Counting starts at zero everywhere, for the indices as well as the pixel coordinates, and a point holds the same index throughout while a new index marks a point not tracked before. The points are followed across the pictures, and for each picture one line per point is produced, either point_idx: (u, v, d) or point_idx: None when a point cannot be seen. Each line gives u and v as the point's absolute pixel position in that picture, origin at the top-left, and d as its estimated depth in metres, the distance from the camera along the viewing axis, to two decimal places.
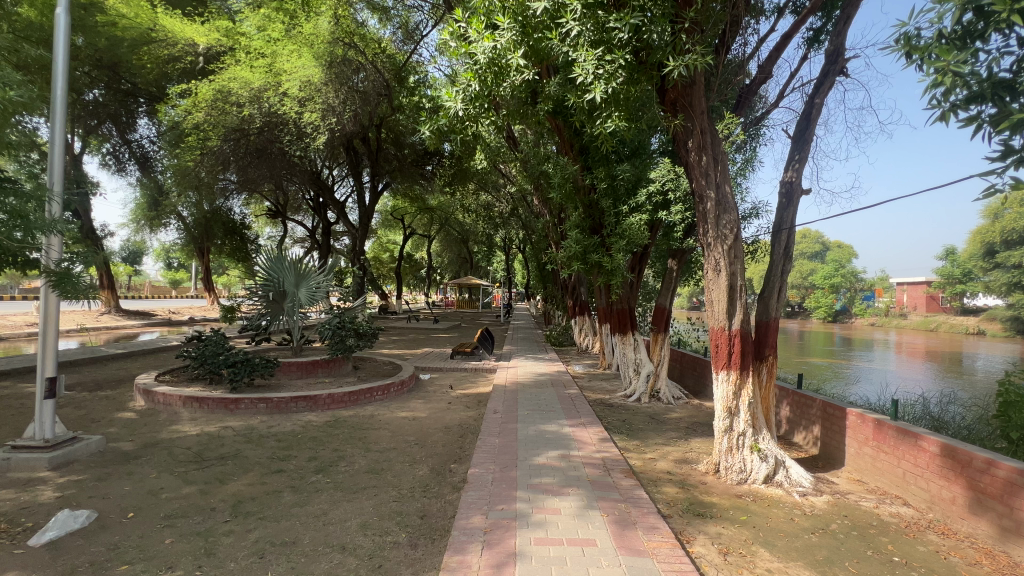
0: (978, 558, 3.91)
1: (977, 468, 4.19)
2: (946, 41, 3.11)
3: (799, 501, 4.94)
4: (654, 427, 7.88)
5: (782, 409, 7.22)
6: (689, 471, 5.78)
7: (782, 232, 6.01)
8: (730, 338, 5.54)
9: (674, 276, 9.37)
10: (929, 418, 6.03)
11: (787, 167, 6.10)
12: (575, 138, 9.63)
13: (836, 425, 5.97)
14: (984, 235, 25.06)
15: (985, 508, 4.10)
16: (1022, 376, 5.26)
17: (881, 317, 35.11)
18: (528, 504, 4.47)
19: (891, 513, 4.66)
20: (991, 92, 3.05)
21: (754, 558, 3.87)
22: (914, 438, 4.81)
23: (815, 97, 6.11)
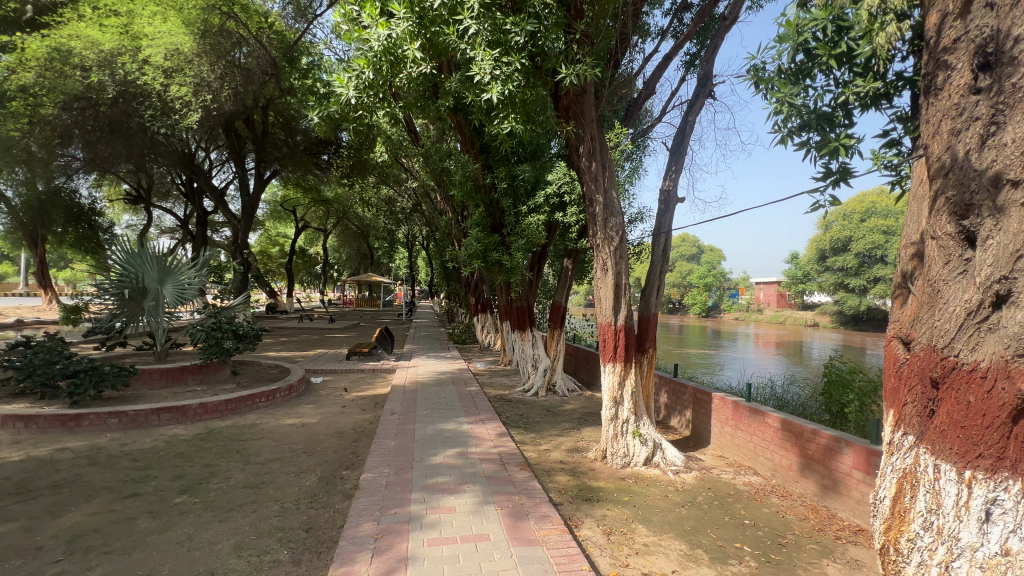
0: (806, 513, 4.64)
1: (806, 438, 4.97)
2: (785, 76, 3.61)
3: (673, 479, 5.49)
4: (549, 419, 8.23)
5: (661, 396, 7.97)
6: (580, 459, 6.14)
7: (661, 235, 6.58)
8: (616, 332, 5.96)
9: (569, 274, 9.83)
10: (775, 398, 7.06)
11: (665, 177, 6.72)
12: (476, 136, 9.72)
13: (704, 408, 6.73)
14: (818, 243, 29.94)
15: (812, 471, 4.89)
16: (840, 360, 6.36)
17: (743, 312, 40.36)
18: (422, 505, 4.40)
19: (744, 482, 5.38)
20: (816, 122, 3.61)
21: (633, 534, 4.22)
22: (762, 416, 5.58)
23: (689, 114, 6.80)
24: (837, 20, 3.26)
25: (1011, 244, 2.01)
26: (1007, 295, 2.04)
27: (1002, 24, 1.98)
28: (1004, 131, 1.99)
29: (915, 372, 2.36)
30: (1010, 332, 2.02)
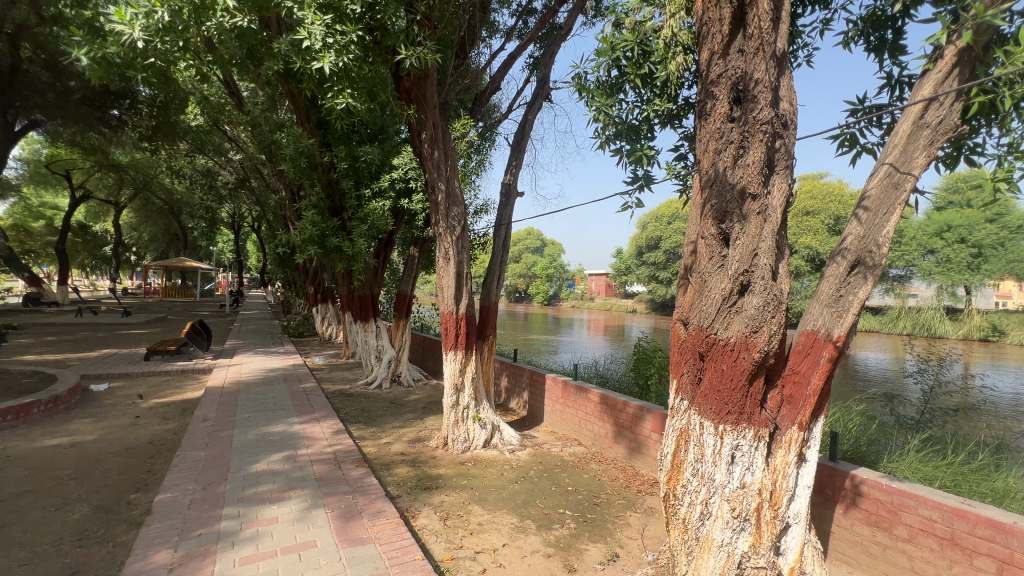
0: (617, 474, 5.37)
1: (619, 408, 5.72)
2: (602, 87, 4.01)
3: (509, 458, 5.82)
4: (392, 411, 8.00)
5: (502, 380, 8.37)
6: (421, 448, 6.11)
7: (501, 227, 6.85)
8: (457, 320, 6.06)
9: (415, 263, 9.62)
10: (598, 376, 7.98)
11: (506, 171, 7.00)
12: (311, 109, 8.80)
13: (538, 388, 7.29)
14: (637, 240, 34.80)
15: (622, 437, 5.65)
16: (648, 340, 7.46)
17: (578, 300, 44.91)
18: (236, 520, 3.88)
19: (569, 453, 5.99)
20: (625, 132, 4.11)
21: (469, 516, 4.37)
22: (586, 392, 6.26)
23: (528, 114, 7.18)
24: (642, 44, 3.70)
25: (750, 244, 2.57)
26: (748, 284, 2.60)
27: (747, 68, 2.47)
28: (747, 154, 2.52)
29: (688, 347, 2.84)
30: (748, 314, 2.59)
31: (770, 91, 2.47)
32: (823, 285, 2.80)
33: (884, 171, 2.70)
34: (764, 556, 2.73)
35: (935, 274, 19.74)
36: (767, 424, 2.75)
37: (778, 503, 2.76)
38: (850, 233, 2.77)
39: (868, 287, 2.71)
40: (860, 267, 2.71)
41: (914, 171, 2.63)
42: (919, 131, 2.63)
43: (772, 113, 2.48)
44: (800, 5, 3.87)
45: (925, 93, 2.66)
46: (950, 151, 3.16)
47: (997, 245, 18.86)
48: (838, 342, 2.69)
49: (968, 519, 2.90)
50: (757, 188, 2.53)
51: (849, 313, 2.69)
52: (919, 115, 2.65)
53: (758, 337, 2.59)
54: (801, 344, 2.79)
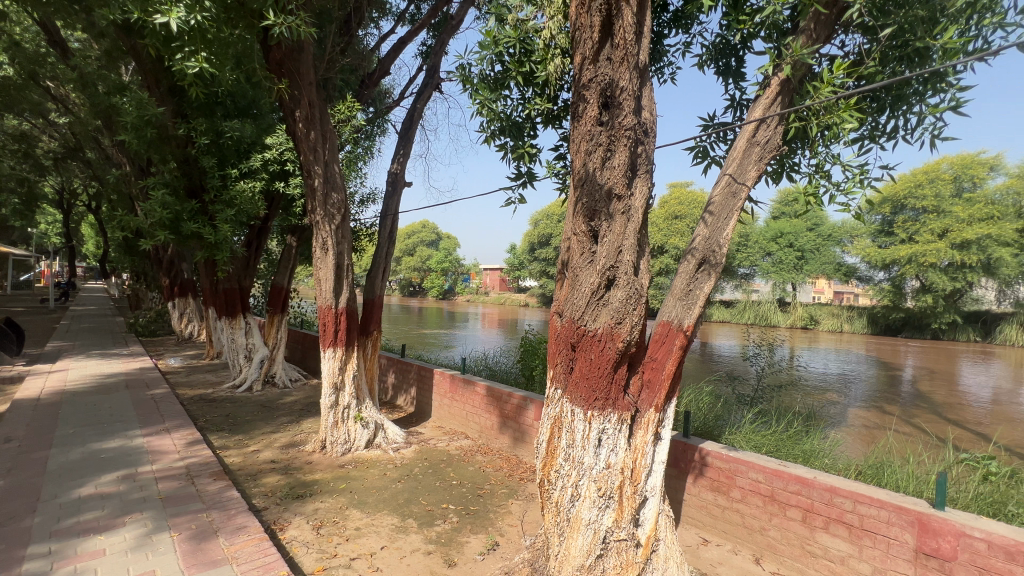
0: (501, 464, 5.48)
1: (504, 400, 5.83)
2: (486, 82, 4.01)
3: (393, 456, 5.63)
4: (263, 415, 7.28)
5: (388, 377, 8.07)
6: (295, 454, 5.63)
7: (388, 218, 6.56)
8: (336, 315, 5.70)
9: (292, 254, 8.84)
10: (488, 368, 8.06)
11: (393, 159, 6.71)
12: (161, 71, 7.57)
13: (426, 384, 7.17)
14: (530, 236, 35.93)
15: (507, 427, 5.78)
16: (535, 332, 7.71)
17: (473, 295, 45.12)
18: (46, 560, 3.20)
19: (456, 447, 5.97)
20: (509, 129, 4.16)
21: (345, 521, 4.13)
22: (473, 385, 6.30)
23: (417, 102, 6.96)
24: (523, 43, 3.76)
25: (616, 241, 2.76)
26: (613, 278, 2.79)
27: (613, 75, 2.63)
28: (614, 156, 2.70)
29: (562, 339, 2.99)
30: (614, 306, 2.79)
31: (633, 100, 2.66)
32: (676, 281, 3.12)
33: (725, 180, 3.08)
34: (626, 529, 2.96)
35: (771, 273, 23.42)
36: (629, 408, 2.99)
37: (637, 479, 3.02)
38: (699, 234, 3.11)
39: (712, 282, 3.08)
40: (706, 265, 3.07)
41: (748, 182, 3.03)
42: (752, 148, 3.04)
43: (635, 120, 2.68)
44: (664, 27, 4.25)
45: (757, 115, 3.08)
46: (776, 167, 3.68)
47: (814, 249, 22.97)
48: (688, 332, 3.03)
49: (783, 477, 3.46)
50: (621, 189, 2.73)
51: (697, 306, 3.04)
52: (752, 133, 3.06)
53: (622, 328, 2.81)
54: (659, 333, 3.08)
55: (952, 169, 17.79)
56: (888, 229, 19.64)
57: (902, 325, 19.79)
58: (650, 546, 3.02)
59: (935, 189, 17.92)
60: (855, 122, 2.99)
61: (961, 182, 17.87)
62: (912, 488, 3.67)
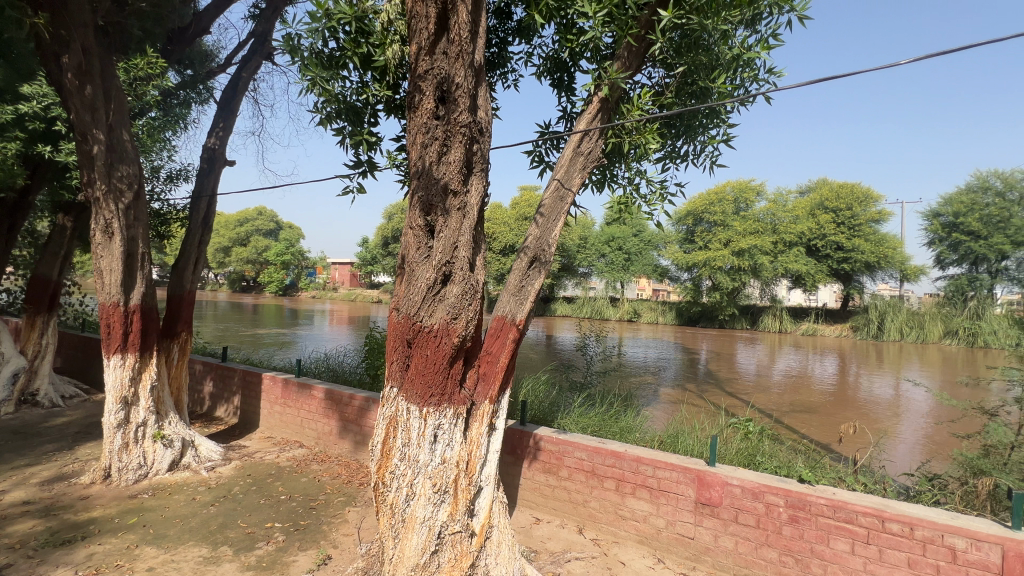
0: (340, 471, 5.12)
1: (345, 402, 5.45)
2: (318, 58, 3.67)
3: (206, 477, 4.84)
4: (16, 445, 5.64)
5: (204, 386, 6.94)
6: (64, 489, 4.48)
7: (202, 198, 5.61)
8: (126, 315, 4.69)
9: (65, 238, 7.05)
10: (328, 370, 7.47)
11: (210, 132, 5.76)
12: None
13: (252, 390, 6.35)
14: (383, 230, 34.56)
15: (347, 431, 5.42)
16: (381, 329, 7.39)
17: (319, 290, 41.58)
18: None
19: (287, 458, 5.40)
20: (347, 112, 3.87)
21: (133, 564, 3.41)
22: (309, 389, 5.77)
23: (242, 71, 6.03)
24: (361, 21, 3.52)
25: (451, 237, 2.78)
26: (449, 274, 2.81)
27: (450, 70, 2.64)
28: (450, 152, 2.72)
29: (398, 336, 2.93)
30: (449, 302, 2.81)
31: (468, 98, 2.70)
32: (511, 277, 3.31)
33: (555, 185, 3.34)
34: (460, 521, 3.01)
35: (605, 272, 26.36)
36: (465, 401, 3.05)
37: (472, 471, 3.08)
38: (531, 234, 3.31)
39: (542, 279, 3.32)
40: (537, 263, 3.28)
41: (573, 188, 3.33)
42: (577, 157, 3.35)
43: (470, 118, 2.72)
44: (508, 34, 4.41)
45: (581, 127, 3.40)
46: (599, 177, 4.11)
47: (637, 252, 26.48)
48: (520, 326, 3.23)
49: (602, 453, 3.89)
50: (457, 185, 2.75)
51: (528, 300, 3.26)
52: (578, 144, 3.37)
53: (458, 323, 2.85)
54: (495, 327, 3.22)
55: (733, 193, 22.21)
56: (691, 237, 23.66)
57: (699, 317, 24.05)
58: (484, 533, 3.11)
59: (722, 207, 22.19)
60: (657, 143, 3.50)
61: (739, 203, 22.44)
62: (697, 451, 4.45)
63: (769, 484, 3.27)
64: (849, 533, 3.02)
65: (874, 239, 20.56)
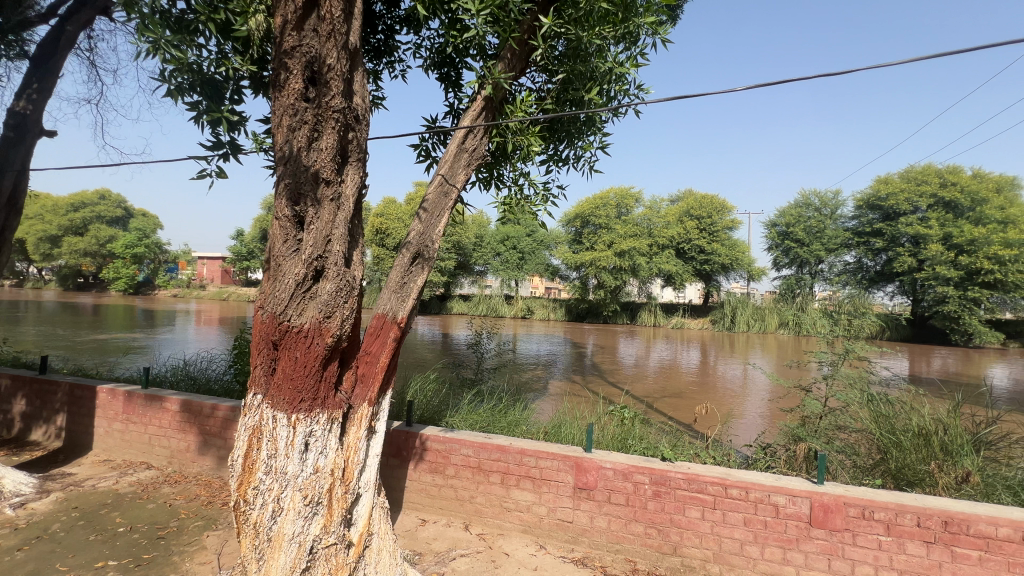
0: (198, 491, 4.51)
1: (205, 414, 4.81)
2: (163, 20, 3.18)
3: (12, 516, 3.94)
4: None
5: (14, 404, 5.65)
6: None
7: (7, 174, 4.56)
8: None
9: None
10: (187, 378, 6.57)
11: (19, 94, 4.68)
12: None
13: (83, 407, 5.33)
14: (262, 223, 31.42)
15: (209, 446, 4.80)
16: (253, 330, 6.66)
17: (182, 289, 36.48)
18: None
19: (129, 484, 4.62)
20: (202, 86, 3.41)
21: None
22: (160, 402, 5.01)
23: (66, 23, 4.89)
24: None
25: (324, 230, 2.60)
26: (321, 270, 2.63)
27: (320, 50, 2.46)
28: (321, 139, 2.54)
29: (262, 337, 2.68)
30: (322, 300, 2.63)
31: (342, 82, 2.55)
32: (393, 274, 3.20)
33: (439, 180, 3.29)
34: (335, 533, 2.82)
35: (500, 271, 26.86)
36: (341, 405, 2.88)
37: (349, 478, 2.91)
38: (414, 229, 3.23)
39: (425, 275, 3.26)
40: (419, 260, 3.22)
41: (457, 185, 3.31)
42: (462, 153, 3.34)
43: (344, 104, 2.57)
44: (395, 22, 4.24)
45: (466, 123, 3.40)
46: (485, 175, 4.16)
47: (531, 251, 27.37)
48: (402, 324, 3.14)
49: (488, 448, 3.93)
50: (330, 175, 2.58)
51: (410, 297, 3.18)
52: (462, 140, 3.36)
53: (332, 323, 2.67)
54: (374, 326, 3.10)
55: (616, 199, 24.06)
56: (580, 239, 25.14)
57: (587, 313, 25.63)
58: (362, 543, 2.95)
59: (606, 211, 23.92)
60: (539, 145, 3.64)
61: (621, 208, 24.38)
62: (577, 439, 4.71)
63: (636, 465, 3.58)
64: (700, 501, 3.42)
65: (729, 244, 23.76)
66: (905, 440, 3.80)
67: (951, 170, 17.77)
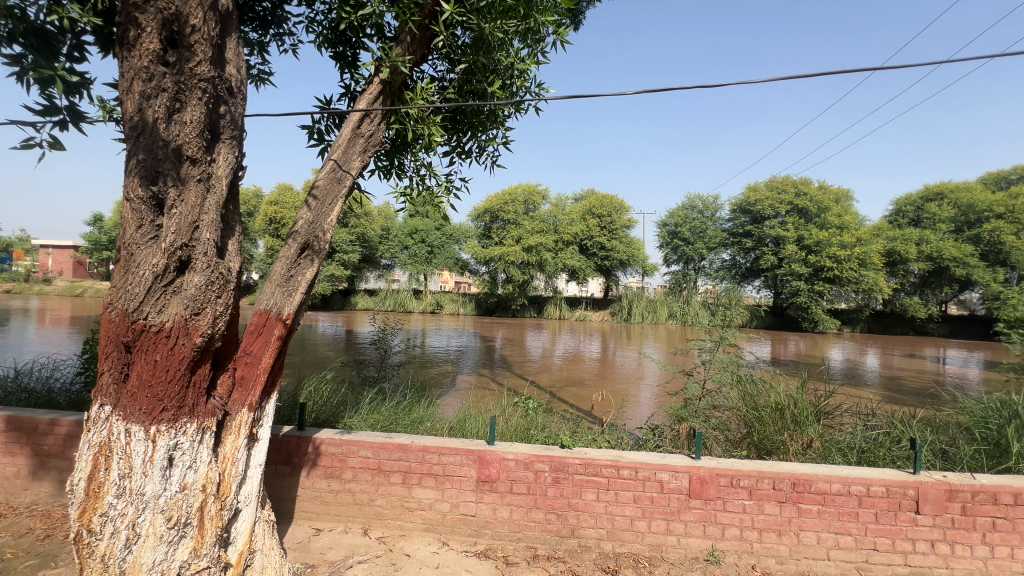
0: (32, 524, 3.76)
1: (41, 432, 4.04)
2: None
3: None
4: None
5: None
6: None
7: None
8: None
9: None
10: (18, 390, 5.46)
11: None
12: None
13: None
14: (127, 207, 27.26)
15: (46, 470, 4.03)
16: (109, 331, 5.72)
17: (17, 283, 30.34)
18: None
19: None
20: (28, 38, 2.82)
21: None
22: None
23: None
24: None
25: (189, 214, 2.31)
26: (187, 261, 2.33)
27: (182, 8, 2.18)
28: (183, 110, 2.25)
29: (110, 339, 2.31)
30: (188, 294, 2.34)
31: (210, 47, 2.28)
32: (277, 266, 2.94)
33: (330, 166, 3.07)
34: (207, 556, 2.52)
35: (407, 265, 26.04)
36: (214, 412, 2.58)
37: (226, 493, 2.61)
38: (302, 218, 2.99)
39: (315, 268, 3.03)
40: (308, 251, 2.98)
41: (351, 171, 3.11)
42: (356, 138, 3.15)
43: (213, 73, 2.30)
44: None
45: (362, 106, 3.21)
46: (386, 164, 3.98)
47: (440, 245, 26.81)
48: (288, 320, 2.89)
49: (388, 448, 3.78)
50: (197, 152, 2.30)
51: (297, 293, 2.94)
52: (357, 124, 3.17)
53: (201, 321, 2.38)
54: (255, 324, 2.83)
55: (524, 195, 24.58)
56: (489, 233, 25.32)
57: (495, 307, 25.87)
58: (242, 563, 2.67)
59: (514, 207, 24.37)
60: (441, 135, 3.56)
61: (528, 205, 24.98)
62: (482, 433, 4.72)
63: (537, 454, 3.67)
64: (595, 484, 3.60)
65: (626, 242, 25.45)
66: (765, 414, 4.35)
67: (803, 181, 20.81)
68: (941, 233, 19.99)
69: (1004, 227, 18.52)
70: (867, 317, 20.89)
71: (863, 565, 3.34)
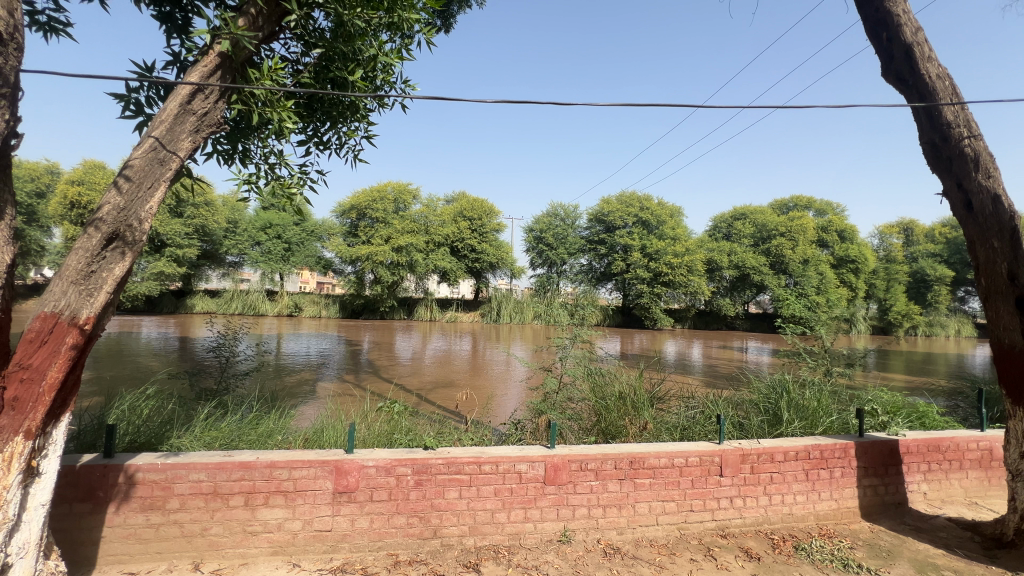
0: None
1: None
2: None
3: None
4: None
5: None
6: None
7: None
8: None
9: None
10: None
11: None
12: None
13: None
14: None
15: None
16: None
17: None
18: None
19: None
20: None
21: None
22: None
23: None
24: None
25: None
26: None
27: None
28: None
29: None
30: None
31: None
32: (70, 259, 2.42)
33: (149, 144, 2.62)
34: None
35: (259, 263, 23.32)
36: None
37: None
38: (108, 202, 2.50)
39: (126, 264, 2.55)
40: (115, 243, 2.50)
41: (179, 153, 2.70)
42: (185, 115, 2.73)
43: None
44: None
45: (194, 79, 2.80)
46: (227, 147, 3.55)
47: (299, 242, 24.67)
48: (86, 326, 2.41)
49: (226, 468, 3.35)
50: None
51: (101, 292, 2.46)
52: (187, 99, 2.75)
53: None
54: (34, 331, 2.30)
55: (393, 193, 23.95)
56: (355, 231, 24.00)
57: (361, 309, 24.50)
58: None
59: (383, 205, 23.62)
60: (293, 120, 3.30)
61: (398, 204, 24.32)
62: (341, 441, 4.45)
63: (398, 458, 3.58)
64: (457, 481, 3.65)
65: (495, 245, 26.27)
66: (610, 403, 4.89)
67: (646, 198, 23.82)
68: (744, 247, 24.55)
69: (785, 243, 23.45)
70: (694, 316, 24.57)
71: (682, 524, 3.93)
